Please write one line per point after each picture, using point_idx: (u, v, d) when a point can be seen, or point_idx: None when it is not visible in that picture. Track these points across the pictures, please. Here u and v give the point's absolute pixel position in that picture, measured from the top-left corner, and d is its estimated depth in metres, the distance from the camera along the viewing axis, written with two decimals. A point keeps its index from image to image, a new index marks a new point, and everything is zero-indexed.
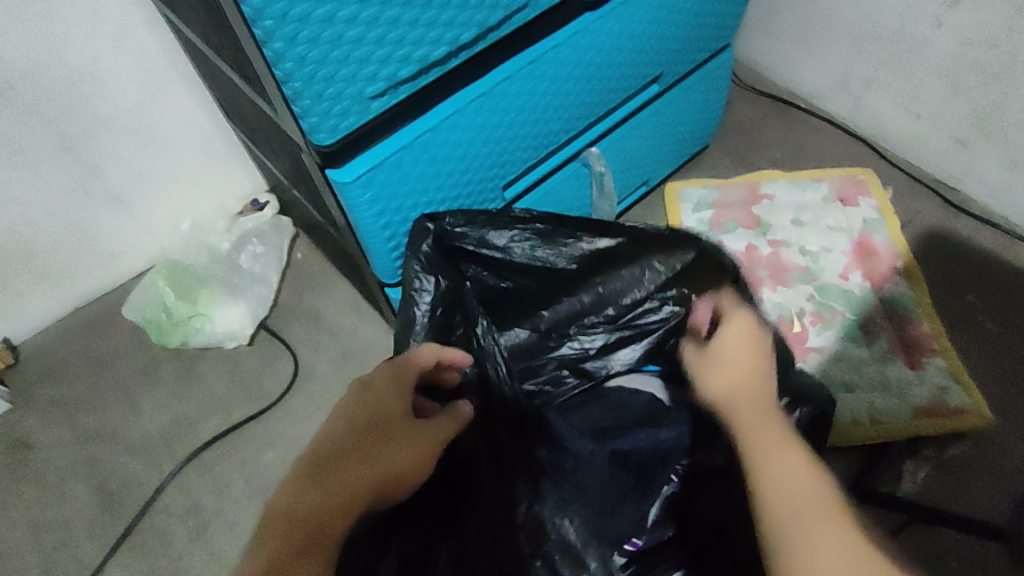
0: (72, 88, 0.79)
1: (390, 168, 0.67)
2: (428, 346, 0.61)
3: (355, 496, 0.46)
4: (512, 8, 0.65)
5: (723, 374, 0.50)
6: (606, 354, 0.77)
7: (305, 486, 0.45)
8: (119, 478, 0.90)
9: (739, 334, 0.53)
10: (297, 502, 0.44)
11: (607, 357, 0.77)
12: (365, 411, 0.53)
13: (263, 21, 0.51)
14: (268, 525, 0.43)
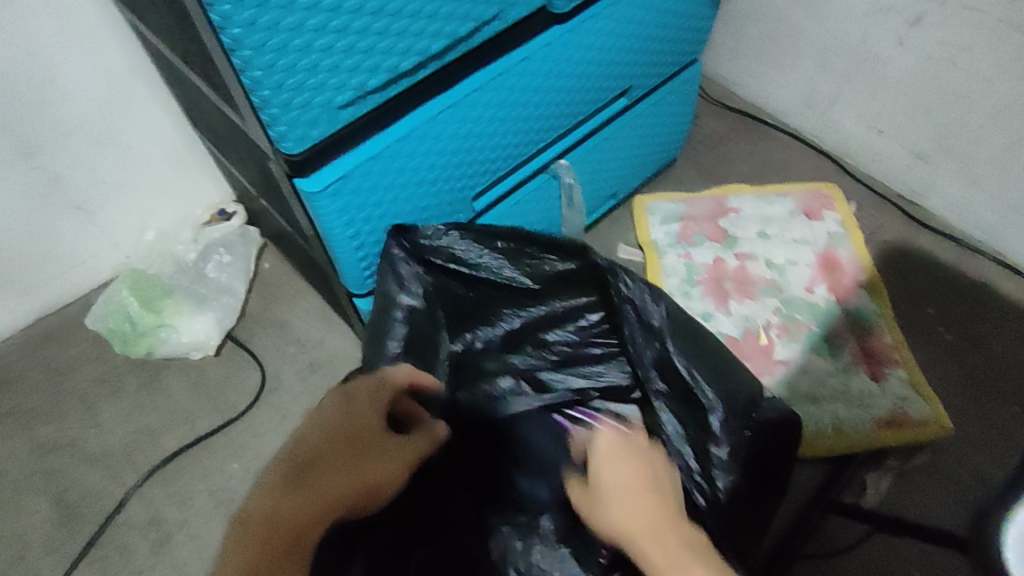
0: (33, 92, 0.78)
1: (358, 178, 0.67)
2: (401, 367, 0.62)
3: (336, 503, 0.46)
4: (481, 20, 0.66)
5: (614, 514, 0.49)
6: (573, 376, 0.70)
7: (283, 483, 0.44)
8: (78, 490, 0.88)
9: (610, 453, 0.53)
10: (279, 506, 0.42)
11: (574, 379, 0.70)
12: (343, 423, 0.51)
13: (230, 29, 0.50)
14: (247, 523, 0.41)
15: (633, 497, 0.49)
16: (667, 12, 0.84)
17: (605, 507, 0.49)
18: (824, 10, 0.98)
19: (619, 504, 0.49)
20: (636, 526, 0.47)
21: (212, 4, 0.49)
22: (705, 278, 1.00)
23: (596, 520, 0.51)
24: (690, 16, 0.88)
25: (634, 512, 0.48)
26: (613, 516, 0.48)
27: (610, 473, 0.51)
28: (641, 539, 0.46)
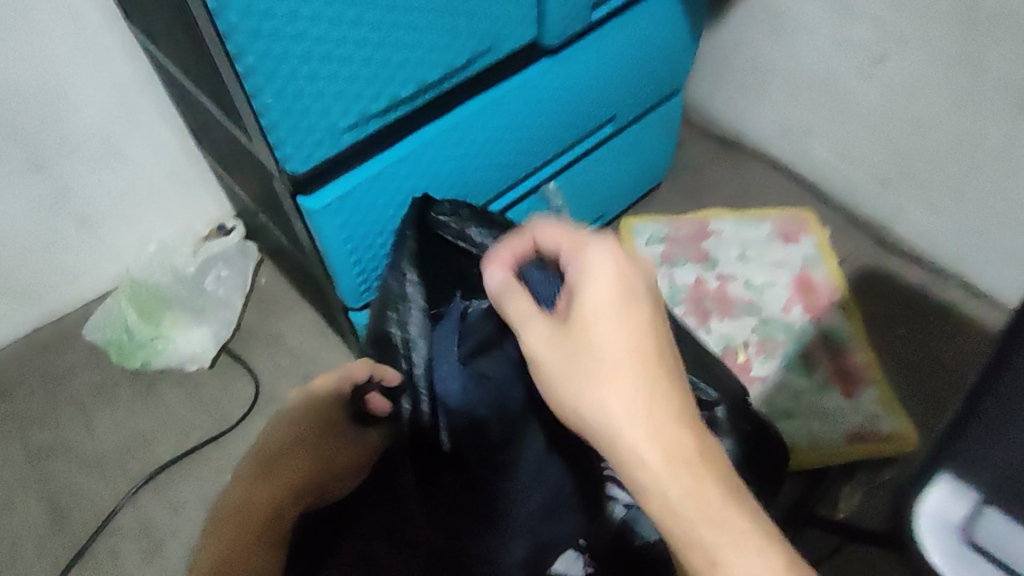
0: (44, 107, 0.81)
1: (358, 198, 0.70)
2: (361, 360, 0.63)
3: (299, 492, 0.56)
4: (476, 51, 0.70)
5: (604, 389, 0.41)
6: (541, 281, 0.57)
7: (255, 480, 0.54)
8: (71, 495, 0.90)
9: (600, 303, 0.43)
10: (248, 497, 0.53)
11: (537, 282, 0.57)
12: (306, 422, 0.59)
13: (243, 57, 0.55)
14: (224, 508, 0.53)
15: (627, 369, 0.41)
16: (650, 47, 0.89)
17: (585, 377, 0.42)
18: (797, 46, 1.04)
19: (609, 380, 0.41)
20: (621, 419, 0.40)
21: (229, 35, 0.53)
22: (686, 297, 1.04)
23: (559, 372, 0.44)
24: (672, 50, 0.93)
25: (625, 400, 0.40)
26: (593, 391, 0.41)
27: (605, 335, 0.42)
28: (628, 428, 0.40)
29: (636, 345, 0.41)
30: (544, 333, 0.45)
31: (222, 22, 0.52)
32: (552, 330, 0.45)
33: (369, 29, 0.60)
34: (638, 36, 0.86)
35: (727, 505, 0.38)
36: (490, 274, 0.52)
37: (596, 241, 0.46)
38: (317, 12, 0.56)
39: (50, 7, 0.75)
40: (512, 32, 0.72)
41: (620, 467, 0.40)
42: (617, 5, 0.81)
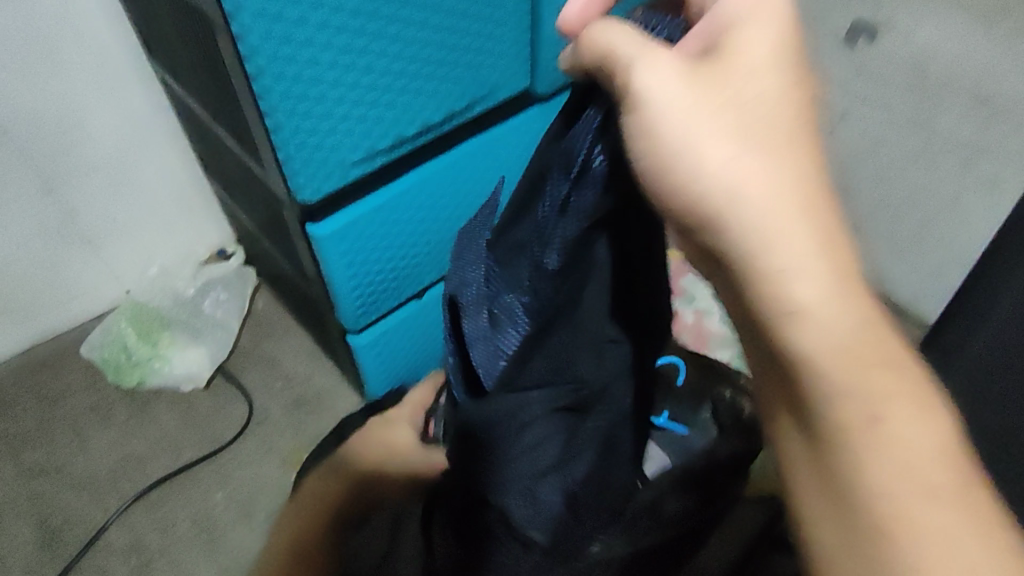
0: (61, 134, 0.85)
1: (362, 226, 0.75)
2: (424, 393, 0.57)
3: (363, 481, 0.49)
4: (475, 97, 0.76)
5: (748, 165, 0.31)
6: (582, 135, 0.35)
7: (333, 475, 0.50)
8: (61, 514, 0.91)
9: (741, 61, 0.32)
10: (320, 489, 0.49)
11: (564, 155, 0.36)
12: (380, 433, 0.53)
13: (268, 96, 0.60)
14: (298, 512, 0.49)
15: (781, 148, 0.31)
16: None
17: (731, 145, 0.31)
18: None
19: (772, 167, 0.31)
20: (779, 225, 0.30)
21: (256, 78, 0.59)
22: None
23: (689, 141, 0.31)
24: None
25: (791, 200, 0.30)
26: (742, 174, 0.31)
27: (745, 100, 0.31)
28: (790, 228, 0.30)
29: (799, 124, 0.32)
30: (676, 79, 0.31)
31: (252, 67, 0.58)
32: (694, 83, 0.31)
33: (380, 74, 0.66)
34: None
35: (880, 334, 0.32)
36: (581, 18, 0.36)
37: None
38: (335, 60, 0.62)
39: (76, 42, 0.80)
40: (508, 80, 0.78)
41: (762, 280, 0.31)
42: None
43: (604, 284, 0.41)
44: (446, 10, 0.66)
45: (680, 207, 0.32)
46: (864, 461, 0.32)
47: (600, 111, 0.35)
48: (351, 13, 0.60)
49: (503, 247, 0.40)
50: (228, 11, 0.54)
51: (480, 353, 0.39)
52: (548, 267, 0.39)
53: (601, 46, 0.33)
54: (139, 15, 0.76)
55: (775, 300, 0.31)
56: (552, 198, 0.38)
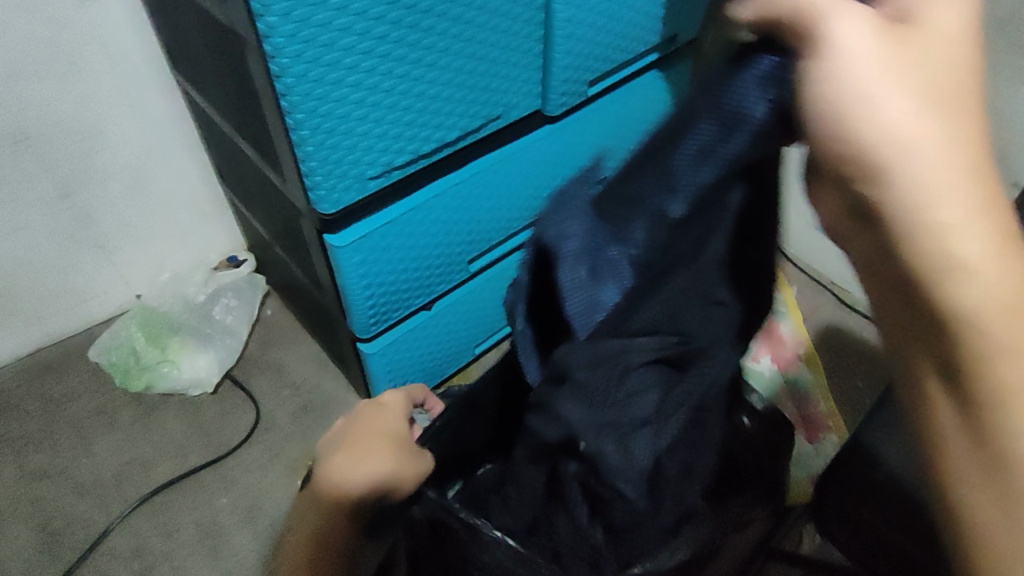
0: (81, 141, 0.87)
1: (378, 238, 0.77)
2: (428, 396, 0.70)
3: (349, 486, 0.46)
4: (489, 116, 0.79)
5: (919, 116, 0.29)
6: (754, 80, 0.33)
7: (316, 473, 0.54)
8: (64, 517, 0.91)
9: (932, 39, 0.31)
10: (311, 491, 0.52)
11: (733, 108, 0.35)
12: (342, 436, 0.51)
13: (294, 113, 0.62)
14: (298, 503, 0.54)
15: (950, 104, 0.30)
16: (640, 119, 0.98)
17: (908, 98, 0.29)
18: None
19: (943, 122, 0.29)
20: (952, 185, 0.29)
21: (285, 96, 0.61)
22: None
23: (867, 88, 0.29)
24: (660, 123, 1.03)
25: (965, 160, 0.29)
26: (910, 125, 0.29)
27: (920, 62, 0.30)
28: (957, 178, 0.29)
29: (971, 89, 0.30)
30: (859, 40, 0.30)
31: (281, 85, 0.60)
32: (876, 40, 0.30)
33: (401, 94, 0.69)
34: (630, 108, 0.96)
35: None
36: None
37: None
38: (359, 80, 0.64)
39: (102, 51, 0.82)
40: (520, 100, 0.81)
41: (928, 239, 0.29)
42: (611, 82, 0.91)
43: (729, 237, 0.40)
44: (466, 34, 0.69)
45: (844, 155, 0.30)
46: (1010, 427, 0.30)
47: (780, 58, 0.33)
48: (377, 36, 0.63)
49: (611, 204, 0.42)
50: (261, 32, 0.56)
51: (576, 304, 0.44)
52: (671, 214, 0.40)
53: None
54: (166, 28, 0.79)
55: (944, 256, 0.29)
56: (695, 145, 0.37)
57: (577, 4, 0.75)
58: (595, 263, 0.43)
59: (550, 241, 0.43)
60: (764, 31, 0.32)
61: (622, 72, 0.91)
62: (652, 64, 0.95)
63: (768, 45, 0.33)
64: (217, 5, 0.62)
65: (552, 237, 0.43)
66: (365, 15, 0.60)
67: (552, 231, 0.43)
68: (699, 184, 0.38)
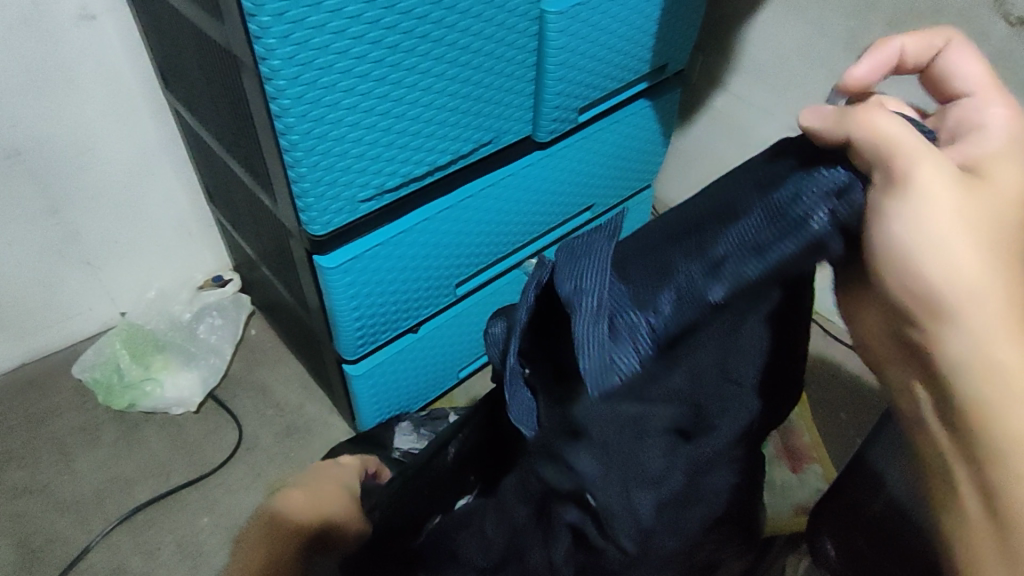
0: (72, 157, 0.87)
1: (367, 260, 0.77)
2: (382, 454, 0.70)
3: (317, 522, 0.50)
4: (480, 141, 0.80)
5: (977, 268, 0.34)
6: (817, 195, 0.32)
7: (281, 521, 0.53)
8: (43, 534, 0.90)
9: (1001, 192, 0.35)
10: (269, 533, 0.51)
11: (789, 203, 0.32)
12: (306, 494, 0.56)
13: (289, 134, 0.63)
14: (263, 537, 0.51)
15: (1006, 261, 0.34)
16: (628, 147, 1.00)
17: (964, 245, 0.34)
18: None
19: (999, 277, 0.34)
20: (1000, 330, 0.34)
21: (280, 117, 0.62)
22: None
23: (938, 241, 0.34)
24: (648, 152, 1.04)
25: (1010, 308, 0.34)
26: (969, 279, 0.34)
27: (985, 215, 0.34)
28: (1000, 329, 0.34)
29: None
30: (940, 195, 0.34)
31: (276, 106, 0.60)
32: (949, 190, 0.34)
33: (395, 118, 0.69)
34: (618, 136, 0.97)
35: None
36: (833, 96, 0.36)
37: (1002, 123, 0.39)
38: (354, 103, 0.65)
39: (96, 69, 0.82)
40: (511, 126, 0.82)
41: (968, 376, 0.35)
42: (601, 109, 0.92)
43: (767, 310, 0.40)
44: (460, 60, 0.70)
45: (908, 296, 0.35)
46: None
47: (845, 173, 0.33)
48: (374, 60, 0.63)
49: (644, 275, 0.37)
50: (259, 54, 0.57)
51: (593, 363, 0.35)
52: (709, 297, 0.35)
53: (865, 125, 0.33)
54: (160, 50, 0.79)
55: (990, 392, 0.34)
56: (741, 237, 0.34)
57: (570, 33, 0.77)
58: (618, 325, 0.37)
59: (567, 293, 0.37)
60: (828, 141, 0.34)
61: (610, 101, 0.92)
62: (640, 93, 0.96)
63: (840, 156, 0.33)
64: (213, 28, 0.63)
65: (569, 290, 0.37)
66: (362, 40, 0.61)
67: (573, 282, 0.37)
68: (745, 279, 0.34)
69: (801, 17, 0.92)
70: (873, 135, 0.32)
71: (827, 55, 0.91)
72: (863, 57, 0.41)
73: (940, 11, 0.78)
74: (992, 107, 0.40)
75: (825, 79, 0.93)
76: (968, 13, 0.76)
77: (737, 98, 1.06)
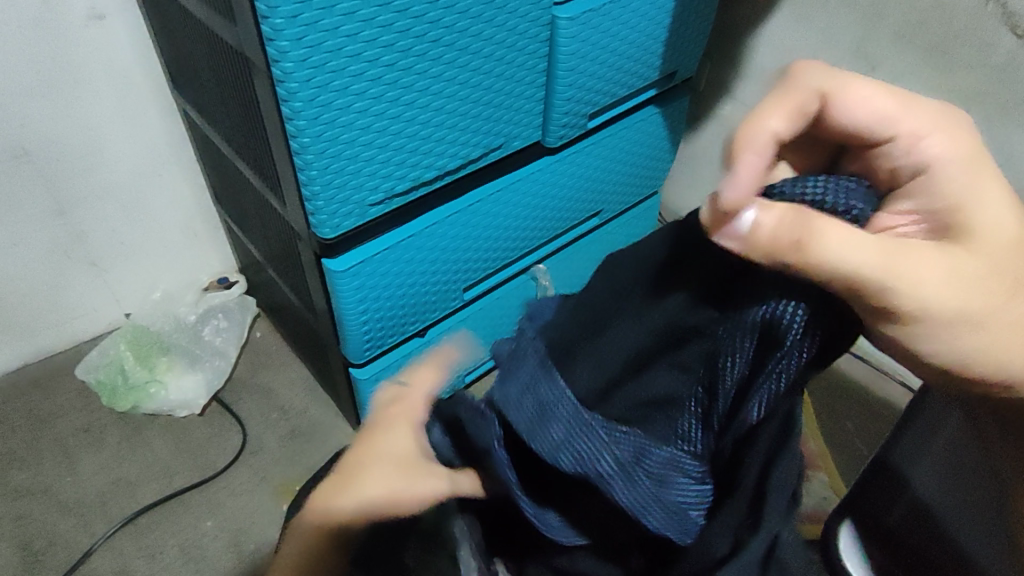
0: (80, 157, 0.87)
1: (375, 264, 0.77)
2: None
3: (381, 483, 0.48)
4: (489, 146, 0.80)
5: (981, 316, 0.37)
6: (790, 337, 0.30)
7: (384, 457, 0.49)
8: (45, 536, 0.89)
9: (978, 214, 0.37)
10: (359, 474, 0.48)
11: (771, 328, 0.30)
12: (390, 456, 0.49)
13: (300, 138, 0.63)
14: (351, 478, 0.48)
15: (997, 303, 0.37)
16: (635, 153, 1.00)
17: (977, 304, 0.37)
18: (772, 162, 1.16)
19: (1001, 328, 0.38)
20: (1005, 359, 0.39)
21: (292, 120, 0.62)
22: None
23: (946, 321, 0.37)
24: (654, 159, 1.04)
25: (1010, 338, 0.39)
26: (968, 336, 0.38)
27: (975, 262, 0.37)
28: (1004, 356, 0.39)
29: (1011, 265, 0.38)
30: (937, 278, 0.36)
31: (289, 110, 0.60)
32: (943, 274, 0.36)
33: (406, 122, 0.69)
34: (626, 142, 0.97)
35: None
36: (752, 211, 0.32)
37: (941, 133, 0.37)
38: (366, 107, 0.65)
39: (106, 70, 0.82)
40: (520, 131, 0.82)
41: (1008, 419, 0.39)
42: (611, 115, 0.92)
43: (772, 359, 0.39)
44: (471, 65, 0.70)
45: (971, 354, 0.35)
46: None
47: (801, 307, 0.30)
48: (385, 64, 0.63)
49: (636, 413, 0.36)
50: (272, 57, 0.57)
51: (657, 515, 0.35)
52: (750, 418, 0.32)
53: (826, 258, 0.30)
54: (171, 52, 0.79)
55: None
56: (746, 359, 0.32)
57: (580, 39, 0.77)
58: (653, 471, 0.35)
59: (573, 468, 0.35)
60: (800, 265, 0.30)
61: (619, 107, 0.92)
62: (649, 99, 0.96)
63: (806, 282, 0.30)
64: (226, 30, 0.62)
65: (571, 464, 0.34)
66: (375, 43, 0.61)
67: (565, 460, 0.35)
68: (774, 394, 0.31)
69: (810, 24, 0.92)
70: (815, 274, 0.30)
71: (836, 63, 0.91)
72: (740, 162, 0.34)
73: (949, 20, 0.78)
74: (926, 139, 0.37)
75: None
76: (978, 23, 0.76)
77: (745, 106, 1.05)
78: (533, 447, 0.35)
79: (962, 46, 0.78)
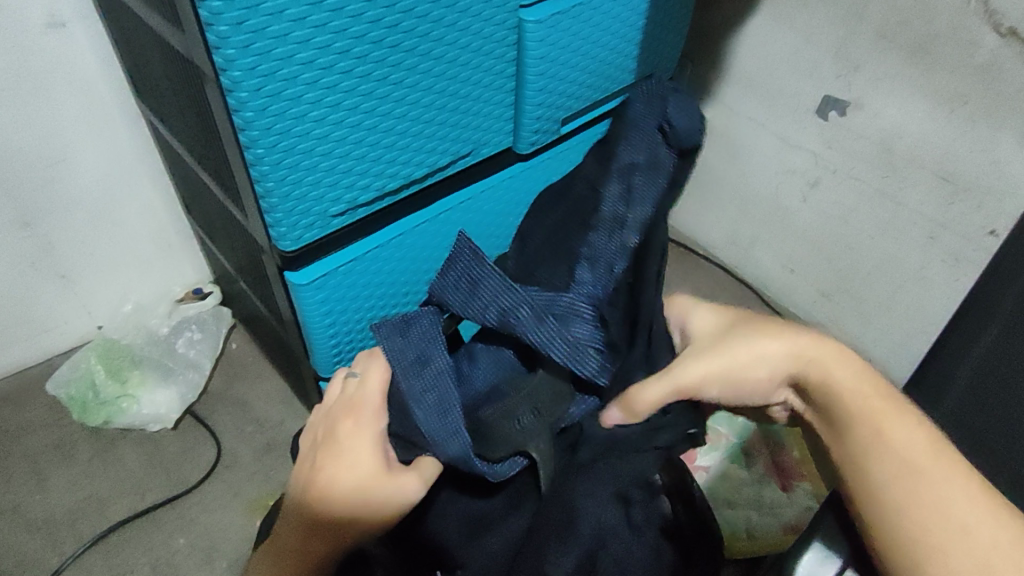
0: (43, 169, 0.85)
1: (341, 275, 0.75)
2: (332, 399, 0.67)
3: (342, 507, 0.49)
4: (458, 153, 0.78)
5: (765, 361, 0.52)
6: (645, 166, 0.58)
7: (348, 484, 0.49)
8: (13, 556, 0.88)
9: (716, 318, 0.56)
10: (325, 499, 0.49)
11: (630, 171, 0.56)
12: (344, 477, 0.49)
13: (253, 148, 0.61)
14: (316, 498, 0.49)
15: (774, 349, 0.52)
16: None
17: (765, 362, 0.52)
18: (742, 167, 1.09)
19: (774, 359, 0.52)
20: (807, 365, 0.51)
21: (244, 130, 0.60)
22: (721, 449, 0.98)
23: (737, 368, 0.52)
24: None
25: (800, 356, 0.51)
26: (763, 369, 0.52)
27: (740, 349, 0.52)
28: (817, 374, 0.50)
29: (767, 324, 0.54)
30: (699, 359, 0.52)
31: (240, 119, 0.59)
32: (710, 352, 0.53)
33: (366, 131, 0.68)
34: None
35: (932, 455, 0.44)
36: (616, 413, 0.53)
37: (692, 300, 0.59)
38: (323, 116, 0.63)
39: (67, 79, 0.81)
40: (489, 138, 0.80)
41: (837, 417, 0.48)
42: (585, 120, 0.91)
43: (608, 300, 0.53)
44: (433, 72, 0.69)
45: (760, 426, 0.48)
46: (903, 482, 0.43)
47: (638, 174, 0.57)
48: (341, 72, 0.62)
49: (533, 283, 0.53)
50: (219, 65, 0.55)
51: (561, 349, 0.49)
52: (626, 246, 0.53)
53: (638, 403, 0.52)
54: (132, 63, 0.78)
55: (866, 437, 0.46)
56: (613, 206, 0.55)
57: (550, 44, 0.75)
58: (559, 312, 0.50)
59: (500, 318, 0.50)
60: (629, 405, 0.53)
61: (593, 112, 0.90)
62: None
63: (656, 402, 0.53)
64: (176, 38, 0.61)
65: (497, 316, 0.50)
66: (328, 50, 0.60)
67: (493, 312, 0.50)
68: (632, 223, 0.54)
69: (789, 25, 0.90)
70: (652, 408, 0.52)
71: (816, 64, 0.90)
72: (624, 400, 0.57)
73: (929, 20, 0.76)
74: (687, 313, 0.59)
75: (817, 89, 0.91)
76: (959, 22, 0.74)
77: (729, 109, 1.04)
78: (471, 312, 0.51)
79: (945, 46, 0.76)
